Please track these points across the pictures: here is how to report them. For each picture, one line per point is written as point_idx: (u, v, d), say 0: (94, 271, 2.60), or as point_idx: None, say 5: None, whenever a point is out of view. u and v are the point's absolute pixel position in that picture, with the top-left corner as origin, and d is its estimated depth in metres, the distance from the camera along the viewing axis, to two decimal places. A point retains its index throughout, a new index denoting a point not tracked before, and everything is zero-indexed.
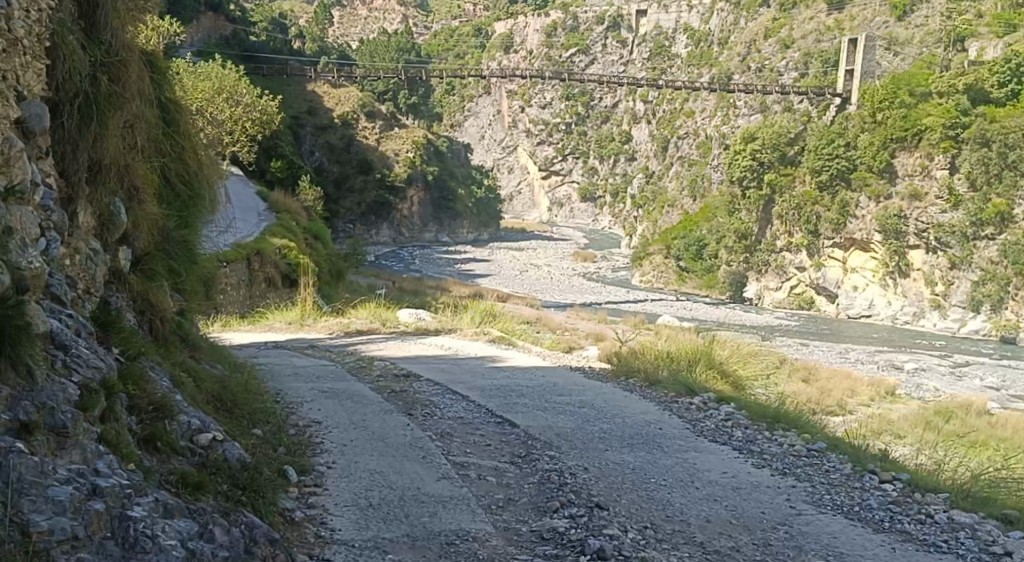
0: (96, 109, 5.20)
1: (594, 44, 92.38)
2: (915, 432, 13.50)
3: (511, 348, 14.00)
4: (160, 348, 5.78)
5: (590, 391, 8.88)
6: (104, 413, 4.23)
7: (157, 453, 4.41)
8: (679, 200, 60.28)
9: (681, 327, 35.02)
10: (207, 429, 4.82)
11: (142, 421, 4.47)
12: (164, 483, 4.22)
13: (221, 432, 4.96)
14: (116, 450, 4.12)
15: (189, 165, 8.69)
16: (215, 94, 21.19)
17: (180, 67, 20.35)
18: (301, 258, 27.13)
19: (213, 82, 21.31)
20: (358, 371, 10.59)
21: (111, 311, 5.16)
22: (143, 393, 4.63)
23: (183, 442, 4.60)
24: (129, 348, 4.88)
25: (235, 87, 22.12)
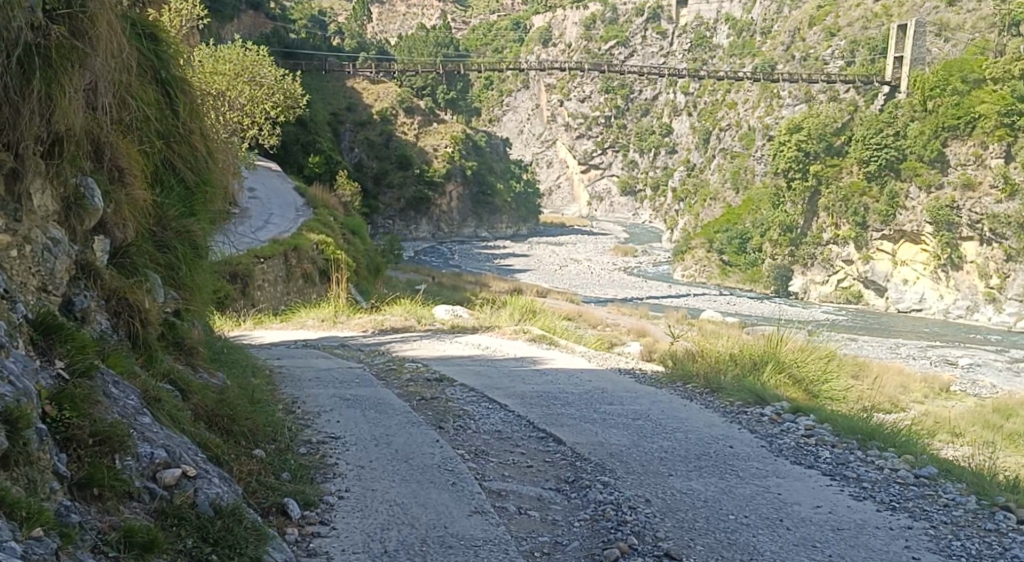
0: (42, 71, 4.29)
1: (634, 36, 91.39)
2: (976, 431, 12.38)
3: (551, 347, 13.01)
4: (136, 355, 4.89)
5: (642, 398, 7.90)
6: (9, 456, 3.27)
7: (98, 505, 3.51)
8: (721, 194, 58.99)
9: (727, 323, 33.83)
10: (177, 462, 3.94)
11: (77, 461, 3.57)
12: (97, 549, 3.32)
13: (198, 464, 4.08)
14: (18, 513, 3.14)
15: (198, 150, 7.84)
16: (238, 78, 20.43)
17: (201, 48, 19.59)
18: (337, 253, 26.46)
19: (235, 64, 20.39)
20: (386, 375, 9.65)
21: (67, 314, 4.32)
22: (87, 421, 3.69)
23: (139, 484, 3.73)
24: (77, 361, 3.91)
25: (259, 67, 21.19)
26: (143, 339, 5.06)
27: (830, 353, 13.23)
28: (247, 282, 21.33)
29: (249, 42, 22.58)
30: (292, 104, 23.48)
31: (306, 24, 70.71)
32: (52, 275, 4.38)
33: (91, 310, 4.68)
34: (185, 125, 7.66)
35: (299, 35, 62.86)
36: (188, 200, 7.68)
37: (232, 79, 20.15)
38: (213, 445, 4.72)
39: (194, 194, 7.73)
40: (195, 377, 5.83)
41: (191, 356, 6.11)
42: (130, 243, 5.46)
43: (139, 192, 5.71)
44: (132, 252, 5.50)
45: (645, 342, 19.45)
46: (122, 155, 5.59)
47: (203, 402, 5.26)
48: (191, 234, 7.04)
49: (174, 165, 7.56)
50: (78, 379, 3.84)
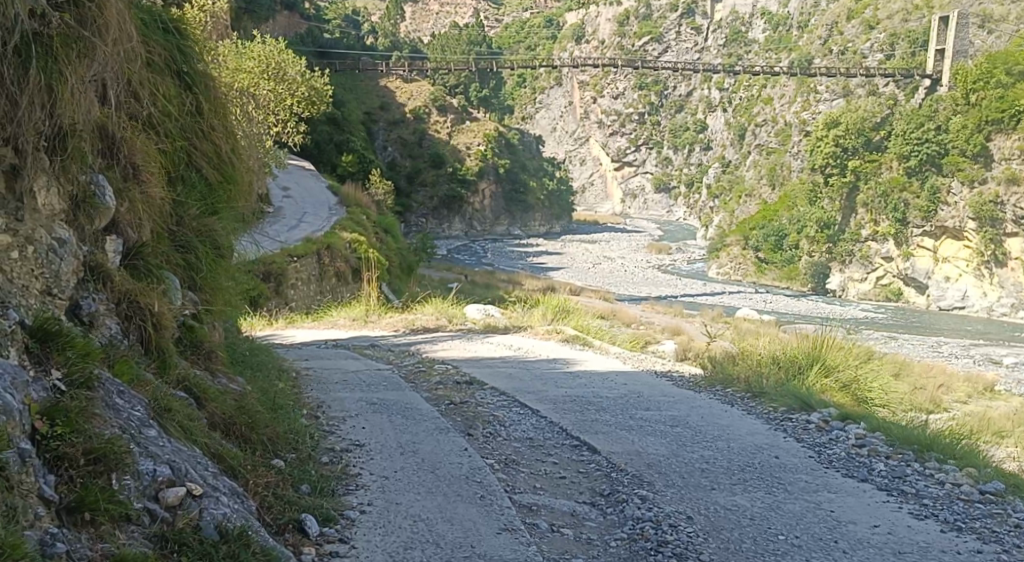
0: (44, 63, 4.07)
1: (668, 32, 90.75)
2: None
3: (586, 348, 12.69)
4: (148, 361, 4.65)
5: (682, 403, 7.55)
6: None
7: (90, 532, 3.26)
8: (757, 190, 58.33)
9: (763, 322, 33.37)
10: (181, 481, 3.69)
11: (69, 482, 3.34)
12: None
13: (205, 481, 3.83)
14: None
15: (219, 147, 7.63)
16: (263, 75, 20.32)
17: (228, 46, 19.50)
18: (370, 252, 26.26)
19: (261, 60, 20.38)
20: (416, 378, 9.38)
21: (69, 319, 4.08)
22: (83, 438, 3.46)
23: (137, 505, 3.48)
24: (76, 372, 3.68)
25: (285, 63, 21.18)
26: (159, 344, 4.80)
27: (870, 350, 12.80)
28: (280, 280, 21.69)
29: (276, 39, 22.56)
30: (318, 100, 23.41)
31: (340, 24, 70.85)
32: (57, 277, 4.14)
33: (102, 312, 4.46)
34: (206, 119, 7.44)
35: (333, 35, 62.94)
36: (211, 198, 7.45)
37: (258, 75, 20.14)
38: (229, 457, 4.46)
39: (217, 192, 7.51)
40: (213, 382, 5.56)
41: (213, 362, 5.85)
42: (144, 243, 5.22)
43: (157, 192, 5.50)
44: (145, 253, 5.26)
45: (683, 341, 19.17)
46: (136, 149, 5.39)
47: (223, 410, 5.02)
48: (213, 233, 6.83)
49: (197, 161, 7.33)
50: (77, 391, 3.61)
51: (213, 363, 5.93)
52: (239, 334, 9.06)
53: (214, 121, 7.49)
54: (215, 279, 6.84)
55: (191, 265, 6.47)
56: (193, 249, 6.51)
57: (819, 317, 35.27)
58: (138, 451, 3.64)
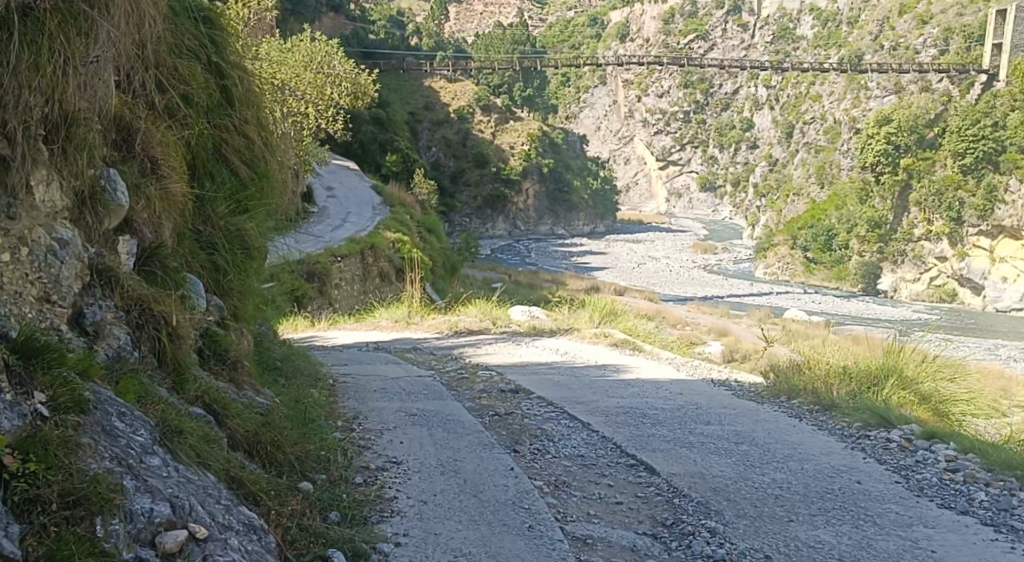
0: (34, 43, 3.68)
1: (714, 29, 89.83)
2: None
3: (635, 353, 12.08)
4: (159, 375, 4.18)
5: (743, 416, 6.99)
6: None
7: None
8: (805, 189, 57.29)
9: (811, 323, 32.51)
10: (181, 522, 3.28)
11: (41, 530, 2.94)
12: None
13: (211, 519, 3.40)
14: None
15: (252, 140, 7.20)
16: (304, 70, 20.00)
17: (269, 41, 19.22)
18: (413, 252, 25.97)
19: (302, 54, 20.11)
20: (459, 387, 8.89)
21: (60, 332, 3.65)
22: (63, 475, 3.06)
23: (126, 553, 3.07)
24: (61, 395, 3.27)
25: (327, 57, 20.89)
26: (176, 358, 4.37)
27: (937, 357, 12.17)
28: (325, 281, 21.38)
29: (320, 34, 22.30)
30: (362, 97, 23.08)
31: (385, 24, 70.86)
32: (57, 283, 3.72)
33: (111, 322, 4.02)
34: (237, 112, 7.04)
35: (378, 36, 62.90)
36: (243, 196, 7.03)
37: (300, 70, 19.85)
38: (250, 483, 4.04)
39: (248, 189, 7.07)
40: (240, 396, 5.11)
41: (239, 373, 5.40)
42: (161, 244, 4.76)
43: (178, 188, 5.09)
44: (164, 255, 4.79)
45: (730, 345, 18.67)
46: (154, 140, 4.99)
47: (246, 430, 4.56)
48: (245, 234, 6.42)
49: (227, 157, 6.92)
50: (60, 419, 3.21)
51: (240, 374, 5.48)
52: (271, 340, 8.62)
53: (246, 114, 7.09)
54: (245, 283, 6.40)
55: (219, 268, 6.04)
56: (221, 250, 6.09)
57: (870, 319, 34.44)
58: (135, 487, 3.25)
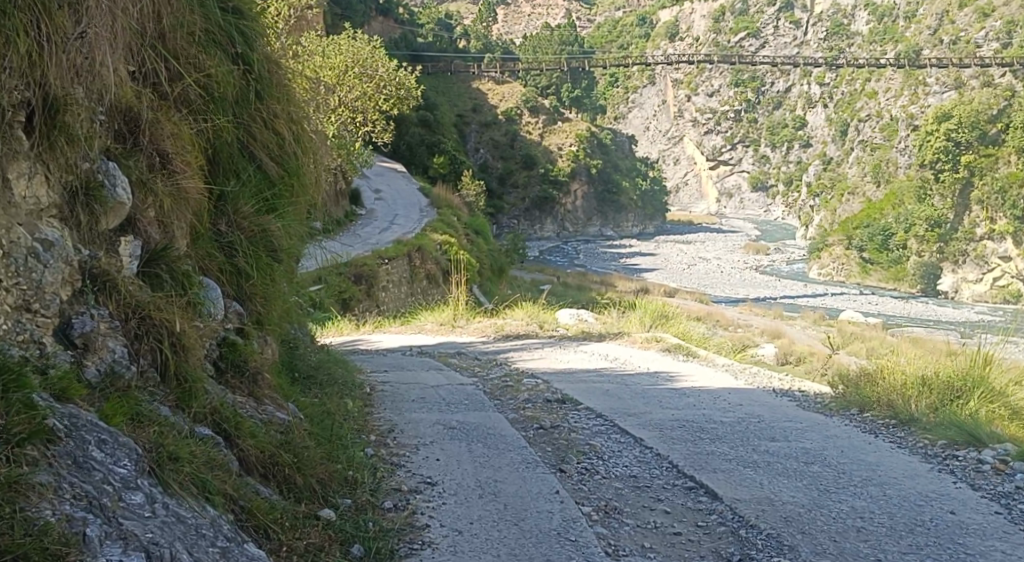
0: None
1: (765, 27, 88.71)
2: None
3: (688, 359, 11.51)
4: (155, 389, 3.73)
5: (814, 432, 6.43)
6: None
7: None
8: (860, 188, 56.08)
9: (867, 324, 31.67)
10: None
11: None
12: None
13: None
14: None
15: (282, 135, 6.80)
16: (348, 69, 19.73)
17: (312, 41, 19.04)
18: (460, 254, 25.77)
19: (346, 55, 19.88)
20: (503, 397, 8.40)
21: (33, 349, 3.25)
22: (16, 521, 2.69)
23: None
24: (25, 424, 2.89)
25: (371, 58, 20.62)
26: (183, 372, 3.90)
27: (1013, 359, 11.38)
28: (372, 282, 21.34)
29: (367, 35, 22.06)
30: (408, 98, 22.70)
31: (433, 26, 70.89)
32: (38, 290, 3.35)
33: (103, 329, 3.57)
34: (265, 107, 6.66)
35: (426, 38, 62.85)
36: (271, 195, 6.61)
37: (343, 69, 19.63)
38: (260, 513, 3.59)
39: (276, 188, 6.65)
40: (259, 412, 4.63)
41: (260, 388, 4.92)
42: (168, 244, 4.31)
43: (192, 182, 4.66)
44: (173, 258, 4.33)
45: (787, 348, 18.10)
46: (164, 126, 4.60)
47: (261, 448, 4.10)
48: (273, 232, 6.02)
49: (255, 152, 6.52)
50: (22, 450, 2.84)
51: (264, 389, 5.03)
52: (304, 348, 8.20)
53: (274, 110, 6.71)
54: (273, 287, 5.98)
55: (244, 271, 5.60)
56: (247, 250, 5.67)
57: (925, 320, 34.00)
58: (103, 535, 2.81)
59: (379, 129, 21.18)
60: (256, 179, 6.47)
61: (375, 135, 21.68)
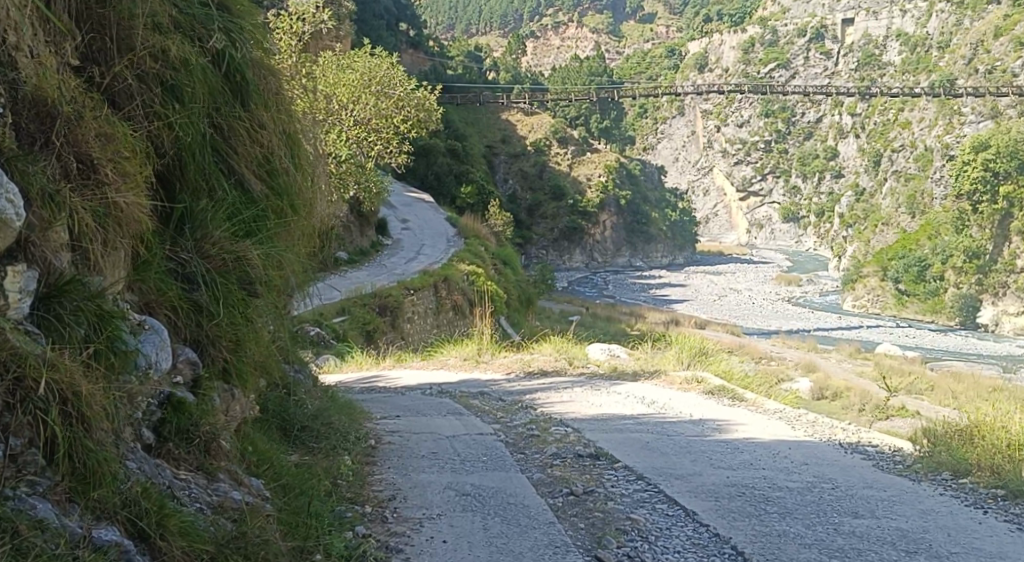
0: None
1: (796, 57, 88.04)
2: None
3: (735, 403, 10.28)
4: (20, 480, 2.90)
5: (903, 504, 5.35)
6: None
7: None
8: (895, 218, 54.73)
9: (906, 358, 30.40)
10: None
11: None
12: None
13: None
14: None
15: (269, 147, 5.83)
16: (361, 90, 19.11)
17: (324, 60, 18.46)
18: (489, 285, 24.84)
19: (362, 73, 19.19)
20: (530, 450, 7.29)
21: None
22: None
23: None
24: None
25: (390, 75, 19.84)
26: (84, 450, 3.06)
27: None
28: (396, 314, 20.41)
29: (387, 53, 21.24)
30: (430, 120, 21.79)
31: (463, 58, 70.56)
32: None
33: None
34: (252, 116, 5.74)
35: (455, 70, 62.68)
36: (253, 215, 5.61)
37: (356, 89, 19.04)
38: None
39: (262, 214, 5.67)
40: (207, 492, 3.61)
41: (218, 459, 3.87)
42: (84, 279, 3.40)
43: (128, 196, 3.72)
44: (94, 296, 3.41)
45: (825, 383, 16.93)
46: (89, 122, 3.67)
47: (190, 548, 3.13)
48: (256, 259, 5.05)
49: (236, 165, 5.58)
50: None
51: (227, 462, 4.00)
52: (298, 393, 7.14)
53: (262, 117, 5.78)
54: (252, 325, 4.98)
55: (219, 303, 4.58)
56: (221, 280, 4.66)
57: (965, 354, 32.86)
58: None
59: (397, 152, 20.37)
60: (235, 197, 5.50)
61: (392, 159, 20.82)
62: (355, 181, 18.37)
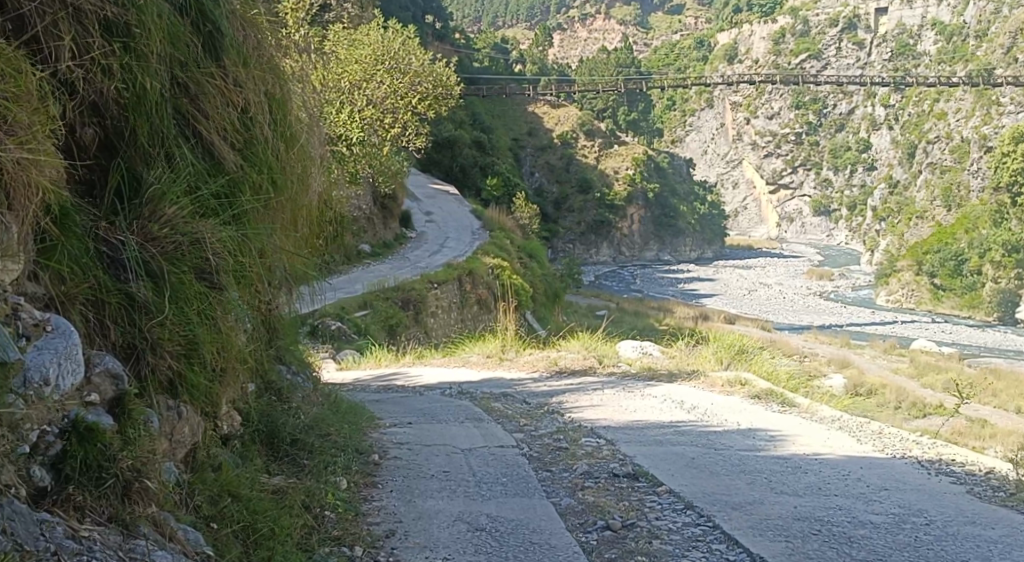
0: None
1: (828, 48, 86.47)
2: None
3: (785, 410, 9.21)
4: None
5: (1015, 551, 4.34)
6: None
7: None
8: (930, 212, 53.27)
9: (943, 355, 29.19)
10: None
11: None
12: None
13: None
14: None
15: (240, 107, 4.99)
16: (376, 66, 18.60)
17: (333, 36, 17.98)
18: (515, 278, 23.89)
19: (374, 46, 18.59)
20: (563, 468, 6.29)
21: None
22: None
23: None
24: None
25: (405, 51, 19.30)
26: None
27: None
28: (421, 308, 19.51)
29: (403, 28, 20.82)
30: (446, 96, 21.35)
31: (489, 50, 69.59)
32: None
33: None
34: (222, 71, 4.95)
35: (481, 62, 61.83)
36: (224, 190, 4.75)
37: (371, 66, 18.54)
38: None
39: (235, 191, 4.80)
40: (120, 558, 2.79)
41: (140, 507, 3.02)
42: None
43: None
44: None
45: (863, 384, 15.88)
46: None
47: None
48: (225, 239, 4.22)
49: (205, 131, 4.74)
50: None
51: (157, 509, 3.14)
52: (294, 403, 6.22)
53: (236, 75, 4.99)
54: (210, 320, 4.10)
55: (169, 290, 3.67)
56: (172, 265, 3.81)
57: (1004, 350, 31.66)
58: None
59: (414, 132, 19.82)
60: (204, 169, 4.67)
61: (409, 142, 20.26)
62: (367, 163, 18.03)
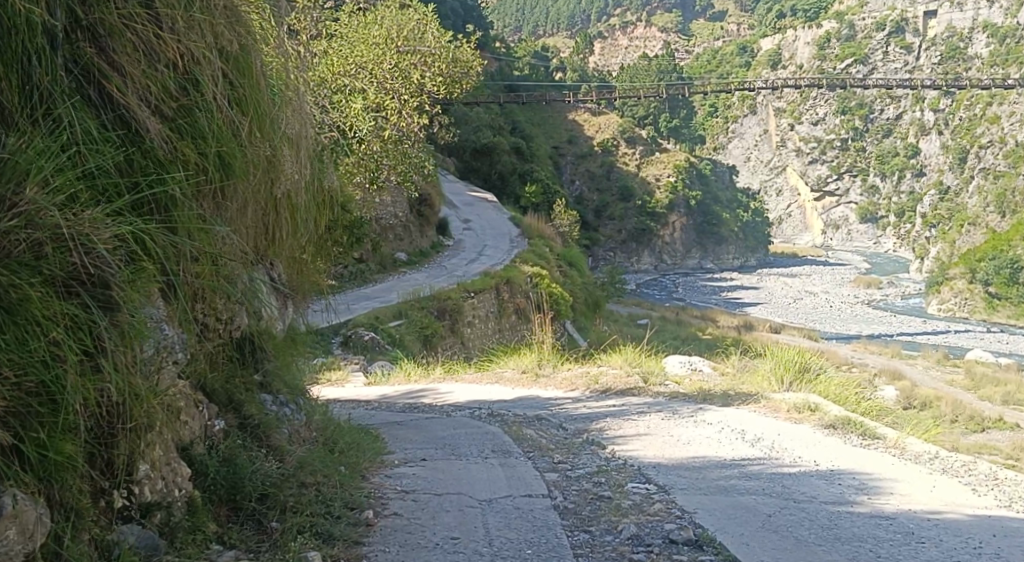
0: None
1: (874, 52, 84.26)
2: None
3: (869, 444, 7.74)
4: None
5: None
6: None
7: None
8: (982, 218, 51.06)
9: (1001, 366, 27.43)
10: None
11: None
12: None
13: None
14: None
15: (161, 53, 3.66)
16: (381, 48, 17.54)
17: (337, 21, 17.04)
18: (555, 287, 22.48)
19: (384, 28, 17.81)
20: (610, 532, 4.87)
21: None
22: None
23: None
24: None
25: (417, 31, 18.43)
26: None
27: None
28: (457, 318, 18.25)
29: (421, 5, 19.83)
30: (466, 79, 20.17)
31: (529, 57, 68.22)
32: None
33: None
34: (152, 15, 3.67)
35: (521, 71, 60.58)
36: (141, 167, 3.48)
37: (379, 48, 17.54)
38: None
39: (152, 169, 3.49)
40: None
41: None
42: None
43: None
44: None
45: (917, 398, 14.41)
46: None
47: None
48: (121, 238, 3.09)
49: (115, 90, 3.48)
50: None
51: None
52: (275, 445, 4.93)
53: (173, 21, 3.71)
54: None
55: None
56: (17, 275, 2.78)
57: None
58: None
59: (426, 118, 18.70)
60: (112, 141, 3.46)
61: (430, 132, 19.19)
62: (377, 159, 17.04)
